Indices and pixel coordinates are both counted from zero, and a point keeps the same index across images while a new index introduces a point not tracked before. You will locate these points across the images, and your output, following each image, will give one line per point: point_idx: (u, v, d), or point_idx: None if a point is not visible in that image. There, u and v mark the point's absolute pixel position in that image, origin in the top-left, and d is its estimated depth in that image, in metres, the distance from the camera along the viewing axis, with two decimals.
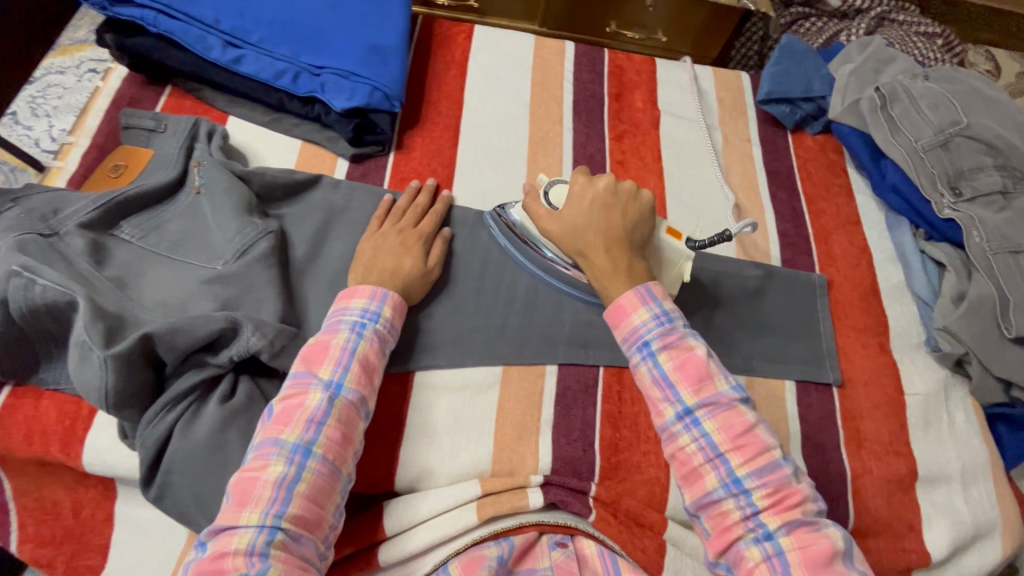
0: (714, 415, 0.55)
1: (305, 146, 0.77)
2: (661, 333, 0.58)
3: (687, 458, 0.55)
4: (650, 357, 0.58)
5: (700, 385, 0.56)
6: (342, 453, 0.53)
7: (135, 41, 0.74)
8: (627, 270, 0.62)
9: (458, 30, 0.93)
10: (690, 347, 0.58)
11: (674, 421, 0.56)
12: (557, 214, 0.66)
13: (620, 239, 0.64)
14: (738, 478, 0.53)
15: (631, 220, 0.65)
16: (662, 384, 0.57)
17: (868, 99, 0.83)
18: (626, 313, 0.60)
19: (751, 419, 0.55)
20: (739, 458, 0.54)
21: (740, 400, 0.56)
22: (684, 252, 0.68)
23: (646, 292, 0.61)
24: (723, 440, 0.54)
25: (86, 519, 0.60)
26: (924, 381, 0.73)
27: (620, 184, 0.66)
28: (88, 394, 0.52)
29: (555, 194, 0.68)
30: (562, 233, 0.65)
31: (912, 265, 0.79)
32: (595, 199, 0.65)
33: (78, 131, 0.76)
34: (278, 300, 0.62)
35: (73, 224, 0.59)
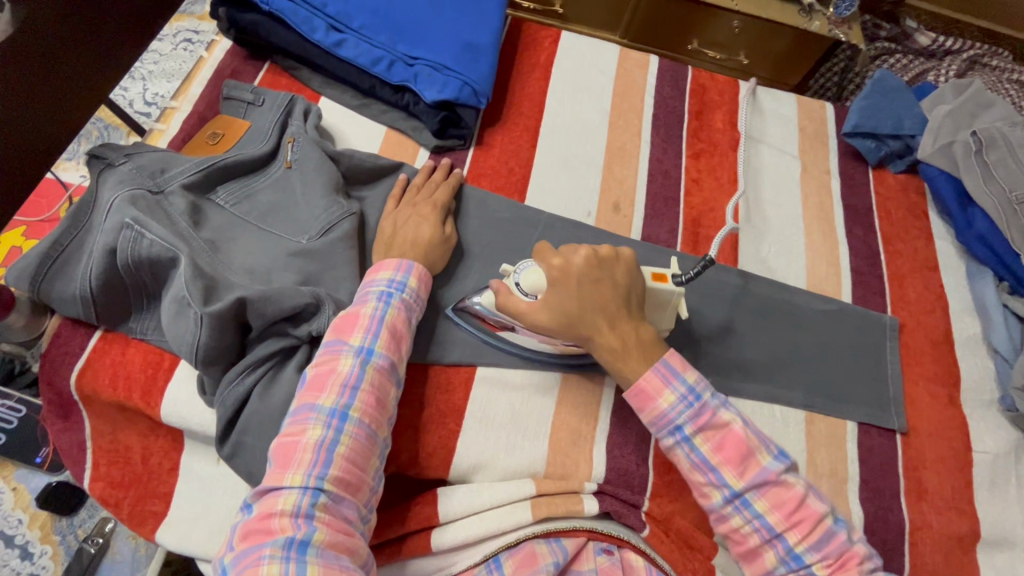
0: (763, 493, 0.55)
1: (389, 133, 0.80)
2: (692, 415, 0.57)
3: (741, 539, 0.55)
4: (685, 442, 0.57)
5: (744, 465, 0.55)
6: (377, 417, 0.54)
7: (246, 17, 0.77)
8: (638, 344, 0.59)
9: (546, 34, 0.94)
10: (725, 423, 0.57)
11: (723, 504, 0.55)
12: (543, 301, 0.59)
13: (620, 310, 0.59)
14: (797, 554, 0.53)
15: (620, 288, 0.60)
16: (704, 469, 0.56)
17: (962, 143, 0.80)
18: (651, 398, 0.58)
19: (800, 489, 0.55)
20: (796, 535, 0.53)
21: (785, 470, 0.56)
22: (674, 294, 0.63)
23: (667, 369, 0.58)
24: (777, 520, 0.54)
25: (153, 467, 0.62)
26: (994, 440, 0.70)
27: (597, 253, 0.60)
28: (180, 348, 0.55)
29: (530, 283, 0.60)
30: (556, 323, 0.59)
31: (991, 318, 0.76)
32: (581, 279, 0.59)
33: (181, 97, 0.80)
34: (356, 281, 0.64)
35: (177, 184, 0.62)
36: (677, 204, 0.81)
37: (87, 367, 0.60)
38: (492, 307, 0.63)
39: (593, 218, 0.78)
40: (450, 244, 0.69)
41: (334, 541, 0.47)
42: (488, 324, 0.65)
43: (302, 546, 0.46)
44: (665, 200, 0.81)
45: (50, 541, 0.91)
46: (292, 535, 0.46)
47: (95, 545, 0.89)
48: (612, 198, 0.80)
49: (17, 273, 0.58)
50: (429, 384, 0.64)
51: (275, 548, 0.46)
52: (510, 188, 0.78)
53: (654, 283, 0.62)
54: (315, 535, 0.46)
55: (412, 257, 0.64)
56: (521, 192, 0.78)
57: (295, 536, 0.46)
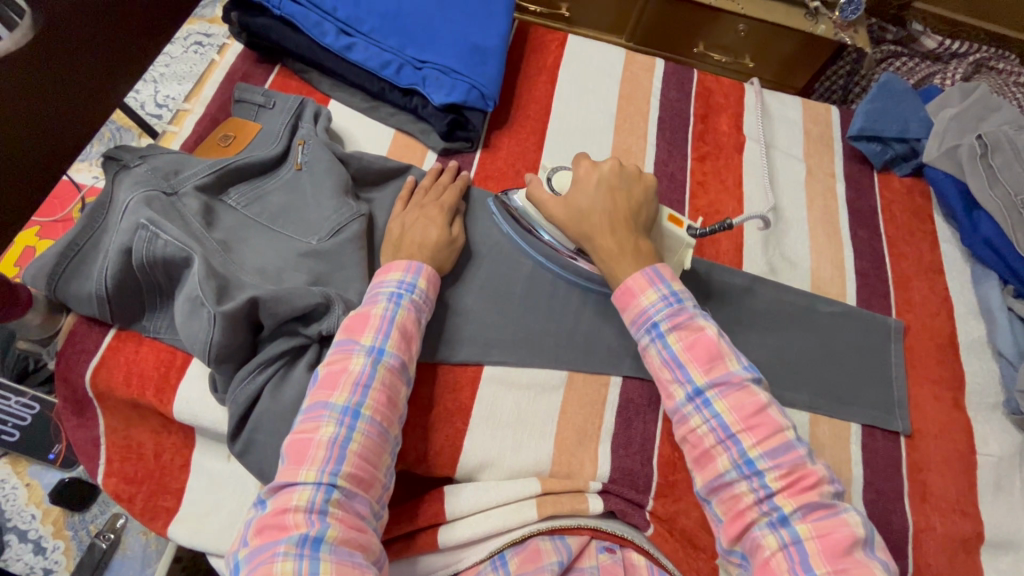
0: (725, 395, 0.56)
1: (397, 136, 0.81)
2: (669, 313, 0.60)
3: (698, 441, 0.56)
4: (658, 338, 0.60)
5: (710, 364, 0.57)
6: (389, 415, 0.55)
7: (257, 21, 0.78)
8: (634, 251, 0.64)
9: (552, 37, 0.95)
10: (699, 327, 0.59)
11: (685, 402, 0.57)
12: (564, 197, 0.68)
13: (626, 220, 0.65)
14: (751, 459, 0.54)
15: (634, 201, 0.67)
16: (672, 365, 0.58)
17: (968, 146, 0.81)
18: (634, 295, 0.62)
19: (764, 400, 0.56)
20: (752, 440, 0.54)
21: (752, 381, 0.57)
22: (684, 239, 0.69)
23: (653, 272, 0.62)
24: (735, 421, 0.55)
25: (166, 463, 0.63)
26: (999, 443, 0.71)
27: (624, 170, 0.68)
28: (193, 346, 0.56)
29: (559, 182, 0.69)
30: (568, 216, 0.66)
31: (997, 322, 0.76)
32: (601, 180, 0.67)
33: (194, 100, 0.81)
34: (365, 281, 0.65)
35: (191, 186, 0.63)
36: (682, 206, 0.82)
37: (101, 364, 0.61)
38: (526, 203, 0.71)
39: None
40: (457, 244, 0.69)
41: (347, 538, 0.48)
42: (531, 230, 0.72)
43: (316, 543, 0.47)
44: (670, 202, 0.82)
45: (62, 536, 0.92)
46: (306, 533, 0.47)
47: (106, 540, 0.90)
48: None
49: (34, 271, 0.59)
50: (437, 384, 0.65)
51: (289, 546, 0.47)
52: (517, 190, 0.79)
53: (668, 223, 0.70)
54: (327, 532, 0.47)
55: (421, 259, 0.65)
56: None
57: (308, 533, 0.47)
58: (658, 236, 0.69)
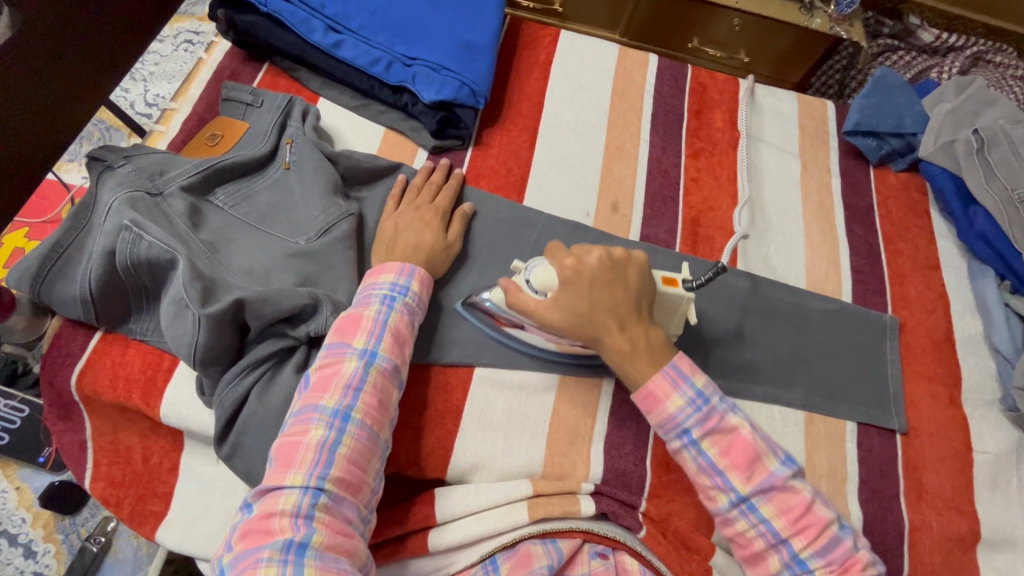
0: (770, 498, 0.55)
1: (388, 134, 0.80)
2: (699, 419, 0.56)
3: (747, 542, 0.56)
4: (692, 445, 0.57)
5: (750, 470, 0.55)
6: (379, 418, 0.55)
7: (244, 18, 0.77)
8: (648, 350, 0.59)
9: (544, 33, 0.94)
10: (733, 427, 0.57)
11: (729, 508, 0.55)
12: (554, 300, 0.59)
13: (632, 314, 0.59)
14: (802, 560, 0.53)
15: (630, 288, 0.60)
16: (711, 474, 0.56)
17: (963, 141, 0.80)
18: (659, 401, 0.58)
19: (807, 496, 0.55)
20: (802, 541, 0.54)
21: (793, 476, 0.55)
22: (684, 299, 0.63)
23: (675, 371, 0.58)
24: (783, 525, 0.54)
25: (154, 467, 0.63)
26: (995, 440, 0.70)
27: (612, 255, 0.60)
28: (178, 349, 0.55)
29: (540, 281, 0.60)
30: (567, 323, 0.59)
31: (993, 318, 0.76)
32: (591, 279, 0.59)
33: (181, 98, 0.80)
34: (354, 282, 0.64)
35: (177, 186, 0.63)
36: (676, 203, 0.81)
37: (87, 368, 0.60)
38: (499, 303, 0.63)
39: (592, 218, 0.78)
40: (447, 244, 0.68)
41: (333, 544, 0.47)
42: (486, 315, 0.66)
43: (300, 548, 0.46)
44: (664, 199, 0.81)
45: (53, 539, 0.92)
46: (291, 538, 0.46)
47: (97, 544, 0.89)
48: (611, 198, 0.80)
49: (17, 274, 0.59)
50: (429, 385, 0.64)
51: (274, 550, 0.46)
52: (509, 188, 0.78)
53: (664, 289, 0.62)
54: (314, 537, 0.47)
55: (415, 261, 0.65)
56: (520, 193, 0.78)
57: (293, 539, 0.46)
58: (657, 309, 0.63)
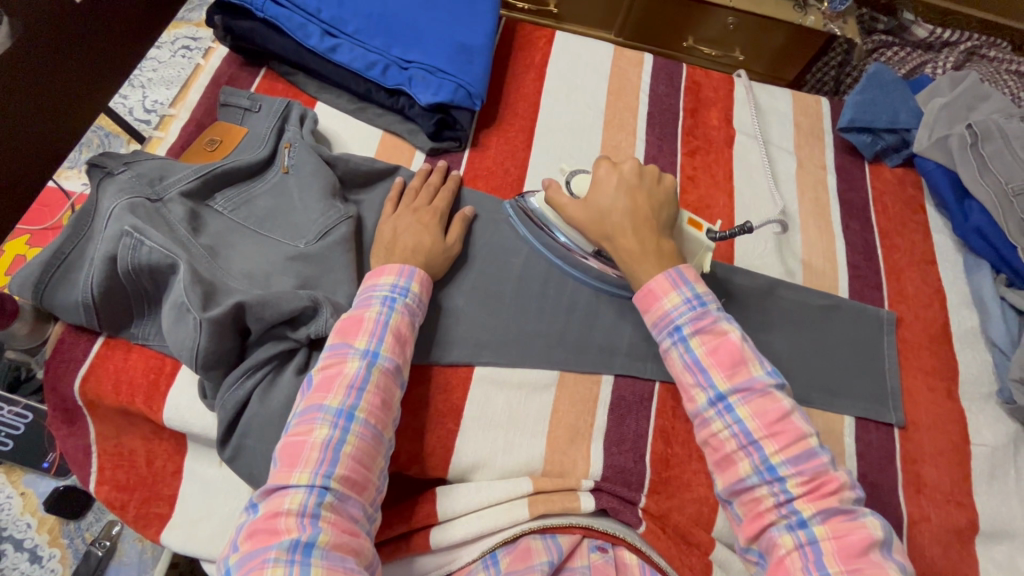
0: (748, 402, 0.56)
1: (385, 136, 0.80)
2: (692, 317, 0.60)
3: (719, 444, 0.56)
4: (681, 341, 0.60)
5: (734, 370, 0.57)
6: (383, 418, 0.55)
7: (241, 23, 0.78)
8: (656, 251, 0.64)
9: (540, 34, 0.95)
10: (723, 332, 0.59)
11: (707, 407, 0.57)
12: (583, 200, 0.68)
13: (648, 218, 0.65)
14: (773, 466, 0.54)
15: (654, 203, 0.67)
16: (694, 369, 0.58)
17: (958, 135, 0.80)
18: (656, 297, 0.62)
19: (787, 406, 0.56)
20: (775, 446, 0.55)
21: (776, 386, 0.57)
22: (704, 242, 0.69)
23: (677, 274, 0.62)
24: (757, 428, 0.55)
25: (158, 470, 0.63)
26: (992, 432, 0.70)
27: (645, 169, 0.69)
28: (180, 353, 0.56)
29: (578, 185, 0.70)
30: (589, 216, 0.67)
31: (989, 312, 0.76)
32: (622, 182, 0.67)
33: (179, 105, 0.81)
34: (353, 284, 0.64)
35: (176, 191, 0.63)
36: None
37: (89, 373, 0.61)
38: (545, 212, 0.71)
39: None
40: (447, 246, 0.69)
41: (338, 542, 0.48)
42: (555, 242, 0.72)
43: (307, 547, 0.46)
44: None
45: (58, 544, 0.93)
46: (297, 537, 0.47)
47: (102, 548, 0.90)
48: None
49: (20, 281, 0.59)
50: (429, 386, 0.65)
51: (280, 550, 0.46)
52: (506, 189, 0.79)
53: (687, 226, 0.69)
54: (320, 537, 0.47)
55: (415, 263, 0.65)
56: (517, 193, 0.78)
57: (300, 538, 0.47)
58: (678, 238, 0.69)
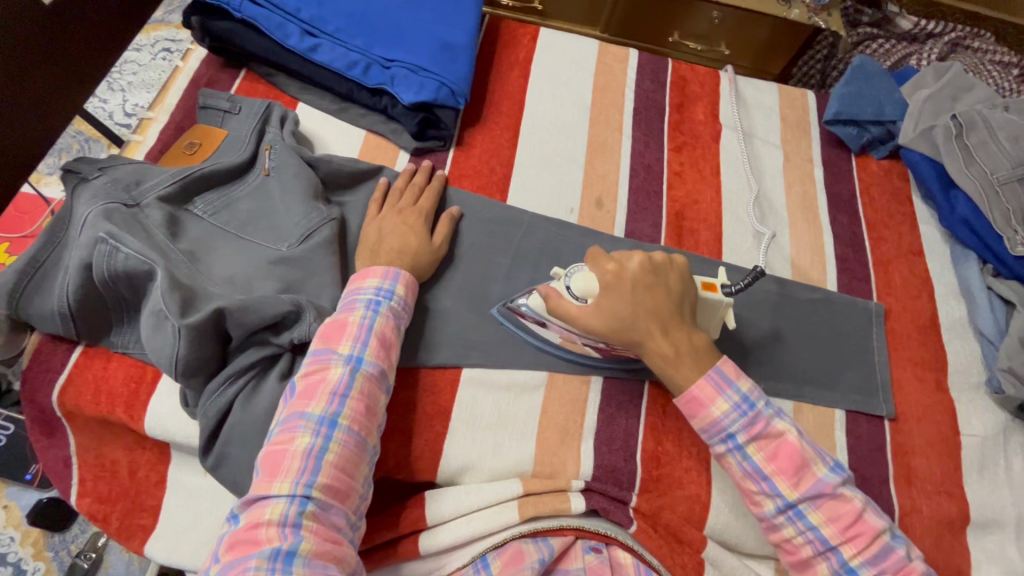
0: (818, 506, 0.56)
1: (369, 137, 0.79)
2: (745, 425, 0.57)
3: (794, 548, 0.57)
4: (737, 450, 0.58)
5: (798, 476, 0.56)
6: (367, 424, 0.54)
7: (218, 24, 0.77)
8: (691, 351, 0.59)
9: (524, 31, 0.94)
10: (779, 433, 0.58)
11: (776, 514, 0.57)
12: (595, 305, 0.60)
13: (674, 317, 0.60)
14: (852, 569, 0.54)
15: (673, 294, 0.60)
16: (757, 479, 0.57)
17: (943, 126, 0.80)
18: (705, 407, 0.58)
19: (858, 504, 0.56)
20: (852, 549, 0.55)
21: (841, 483, 0.56)
22: (724, 304, 0.64)
23: (720, 377, 0.59)
24: (832, 532, 0.55)
25: (141, 480, 0.62)
26: (982, 422, 0.71)
27: (653, 260, 0.61)
28: (159, 360, 0.55)
29: (581, 286, 0.60)
30: (609, 327, 0.59)
31: (977, 302, 0.76)
32: (636, 285, 0.60)
33: (158, 107, 0.79)
34: (338, 287, 0.63)
35: (153, 196, 0.62)
36: (660, 197, 0.81)
37: (68, 383, 0.59)
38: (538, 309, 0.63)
39: (576, 214, 0.78)
40: (432, 246, 0.68)
41: (321, 550, 0.47)
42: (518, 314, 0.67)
43: (288, 556, 0.46)
44: (647, 194, 0.81)
45: (43, 557, 0.91)
46: (278, 546, 0.46)
47: (88, 560, 0.89)
48: (595, 194, 0.79)
49: None
50: (416, 388, 0.64)
51: (260, 559, 0.46)
52: (491, 188, 0.78)
53: (705, 293, 0.64)
54: (302, 545, 0.46)
55: (400, 266, 0.64)
56: (503, 191, 0.78)
57: (281, 547, 0.46)
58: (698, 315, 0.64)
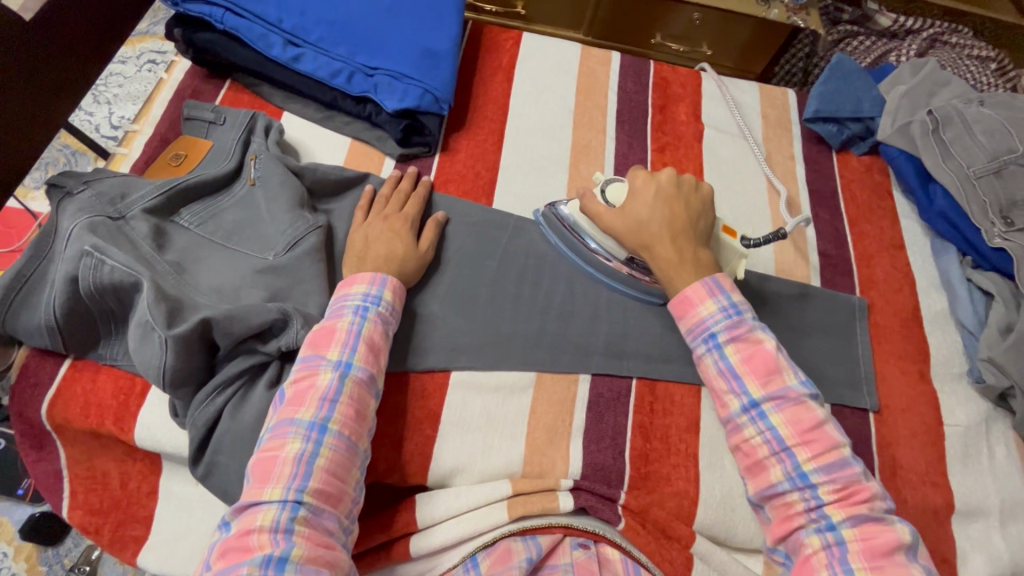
0: (782, 409, 0.58)
1: (354, 144, 0.80)
2: (728, 325, 0.61)
3: (751, 450, 0.58)
4: (716, 347, 0.61)
5: (768, 378, 0.59)
6: (357, 428, 0.55)
7: (201, 36, 0.78)
8: (693, 261, 0.65)
9: (507, 36, 0.95)
10: (759, 340, 0.61)
11: (740, 413, 0.59)
12: (620, 209, 0.69)
13: (686, 228, 0.67)
14: (805, 473, 0.55)
15: (692, 212, 0.68)
16: (728, 375, 0.60)
17: (919, 122, 0.82)
18: (692, 304, 0.63)
19: (821, 416, 0.57)
20: (807, 453, 0.56)
21: (810, 396, 0.58)
22: (740, 249, 0.70)
23: (713, 282, 0.64)
24: (790, 435, 0.57)
25: (132, 491, 0.62)
26: (964, 412, 0.72)
27: (682, 179, 0.70)
28: (147, 372, 0.55)
29: (614, 193, 0.70)
30: (627, 226, 0.67)
31: (957, 294, 0.77)
32: (659, 192, 0.68)
33: (143, 120, 0.80)
34: (325, 294, 0.64)
35: (139, 208, 0.62)
36: None
37: (57, 397, 0.60)
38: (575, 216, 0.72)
39: None
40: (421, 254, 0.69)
41: (313, 555, 0.47)
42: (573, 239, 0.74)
43: (280, 562, 0.46)
44: None
45: (36, 572, 0.91)
46: (270, 553, 0.47)
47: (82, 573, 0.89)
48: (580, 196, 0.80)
49: None
50: (406, 393, 0.65)
51: (252, 566, 0.46)
52: (477, 192, 0.79)
53: (724, 234, 0.71)
54: (293, 550, 0.47)
55: (388, 272, 0.65)
56: (488, 195, 0.78)
57: (272, 553, 0.47)
58: (715, 248, 0.70)
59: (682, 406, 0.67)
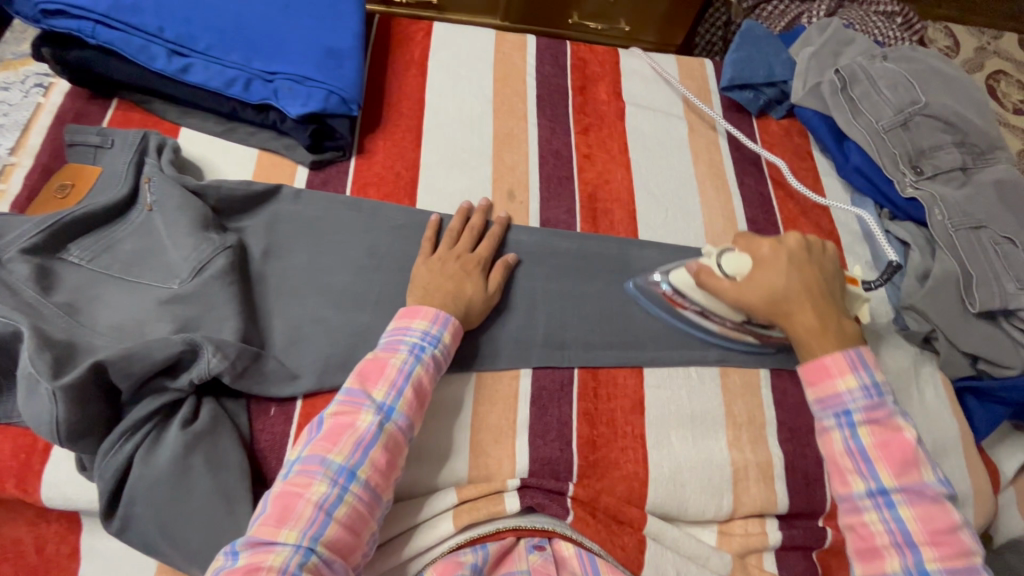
0: (914, 503, 0.55)
1: (262, 156, 0.76)
2: (867, 406, 0.58)
3: (868, 534, 0.56)
4: (848, 426, 0.58)
5: (903, 470, 0.56)
6: (384, 481, 0.53)
7: (75, 54, 0.72)
8: (835, 330, 0.61)
9: (417, 28, 0.92)
10: (898, 427, 0.58)
11: (864, 496, 0.56)
12: (744, 280, 0.64)
13: (822, 296, 0.63)
14: (927, 570, 0.53)
15: (824, 276, 0.65)
16: (858, 457, 0.57)
17: (829, 81, 0.83)
18: (830, 376, 0.60)
19: (957, 519, 0.54)
20: (933, 553, 0.53)
21: (947, 496, 0.55)
22: (863, 296, 0.68)
23: (856, 357, 0.60)
24: (918, 531, 0.54)
25: (50, 556, 0.57)
26: (895, 359, 0.74)
27: (808, 241, 0.66)
28: (38, 428, 0.50)
29: (731, 264, 0.65)
30: (756, 297, 0.63)
31: (879, 245, 0.79)
32: (791, 258, 0.64)
33: (20, 150, 0.73)
34: (238, 319, 0.59)
35: (16, 250, 0.57)
36: (571, 182, 0.80)
37: None
38: (683, 283, 0.67)
39: None
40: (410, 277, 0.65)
41: None
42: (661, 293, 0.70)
43: None
44: (559, 180, 0.80)
45: None
46: None
47: None
48: (506, 186, 0.78)
49: None
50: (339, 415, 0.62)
51: None
52: (399, 193, 0.76)
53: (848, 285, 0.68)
54: None
55: (453, 312, 0.62)
56: (411, 195, 0.76)
57: None
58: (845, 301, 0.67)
59: (625, 388, 0.67)
